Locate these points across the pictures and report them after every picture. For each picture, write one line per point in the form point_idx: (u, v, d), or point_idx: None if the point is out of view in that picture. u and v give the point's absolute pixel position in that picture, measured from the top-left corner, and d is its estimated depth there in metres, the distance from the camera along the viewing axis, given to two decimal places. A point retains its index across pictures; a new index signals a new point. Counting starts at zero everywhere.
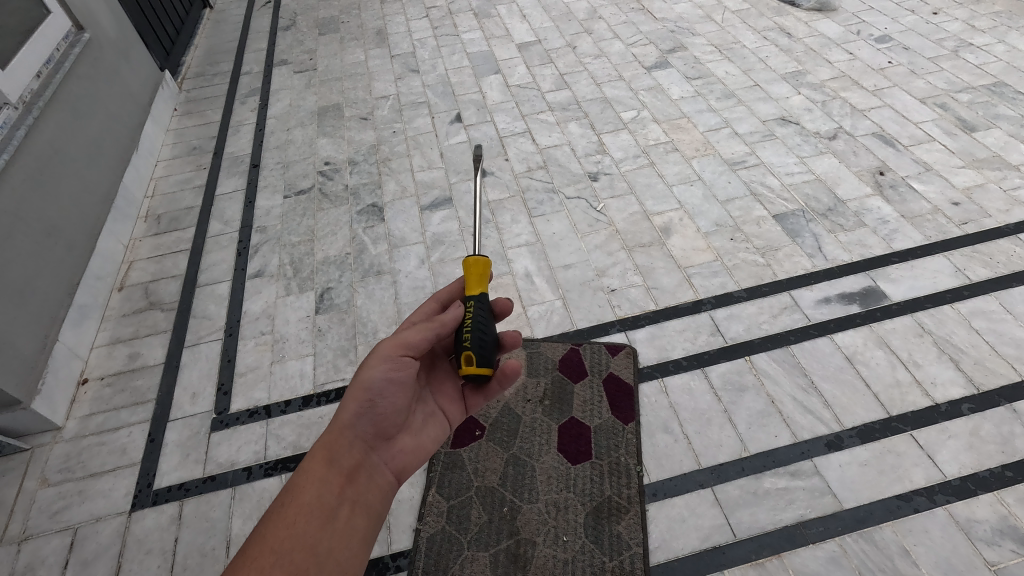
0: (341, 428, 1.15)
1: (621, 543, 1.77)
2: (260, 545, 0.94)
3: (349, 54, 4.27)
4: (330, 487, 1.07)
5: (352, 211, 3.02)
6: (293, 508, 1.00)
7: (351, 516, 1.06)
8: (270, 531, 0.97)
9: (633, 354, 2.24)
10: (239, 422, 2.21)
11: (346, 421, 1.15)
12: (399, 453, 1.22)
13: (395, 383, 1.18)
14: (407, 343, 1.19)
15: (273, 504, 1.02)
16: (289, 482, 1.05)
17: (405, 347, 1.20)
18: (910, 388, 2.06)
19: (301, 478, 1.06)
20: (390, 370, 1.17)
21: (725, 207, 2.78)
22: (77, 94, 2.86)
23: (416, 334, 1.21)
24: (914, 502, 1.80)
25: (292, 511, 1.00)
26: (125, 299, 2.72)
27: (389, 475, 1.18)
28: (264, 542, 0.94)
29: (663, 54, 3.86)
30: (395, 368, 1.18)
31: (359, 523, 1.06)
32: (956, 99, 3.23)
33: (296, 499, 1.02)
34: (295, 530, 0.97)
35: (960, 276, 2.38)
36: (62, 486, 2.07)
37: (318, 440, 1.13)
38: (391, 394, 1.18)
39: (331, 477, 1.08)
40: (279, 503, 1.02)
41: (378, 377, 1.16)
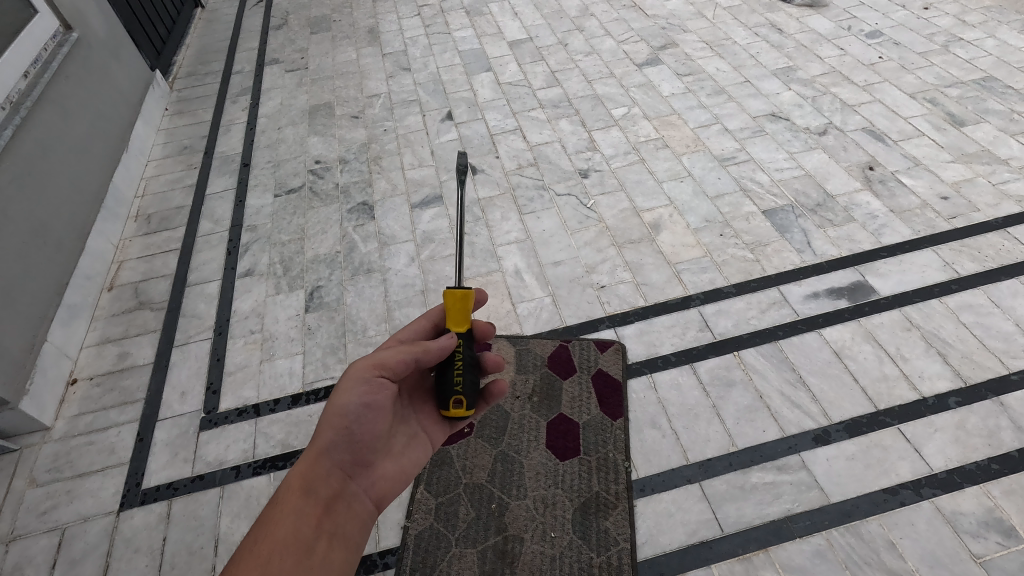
0: (315, 459, 1.12)
1: (608, 538, 1.78)
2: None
3: (340, 53, 4.26)
4: (307, 519, 1.04)
5: (343, 209, 3.02)
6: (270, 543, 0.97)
7: (330, 547, 1.03)
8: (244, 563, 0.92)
9: (622, 350, 2.24)
10: (227, 421, 2.21)
11: (320, 451, 1.12)
12: (377, 480, 1.20)
13: (372, 403, 1.16)
14: (382, 360, 1.17)
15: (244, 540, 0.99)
16: (262, 516, 1.02)
17: (381, 364, 1.17)
18: (898, 382, 2.07)
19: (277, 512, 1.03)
20: (365, 390, 1.16)
21: (715, 203, 2.78)
22: (66, 94, 2.85)
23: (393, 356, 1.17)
24: (901, 495, 1.80)
25: (266, 545, 0.96)
26: (114, 299, 2.71)
27: (368, 502, 1.17)
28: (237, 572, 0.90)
29: (654, 51, 3.86)
30: (368, 386, 1.16)
31: (339, 555, 1.03)
32: (946, 94, 3.23)
33: (271, 533, 0.99)
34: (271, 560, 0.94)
35: (948, 270, 2.38)
36: (50, 486, 2.07)
37: (293, 472, 1.10)
38: (370, 415, 1.16)
39: (307, 508, 1.06)
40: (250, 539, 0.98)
41: (353, 402, 1.14)
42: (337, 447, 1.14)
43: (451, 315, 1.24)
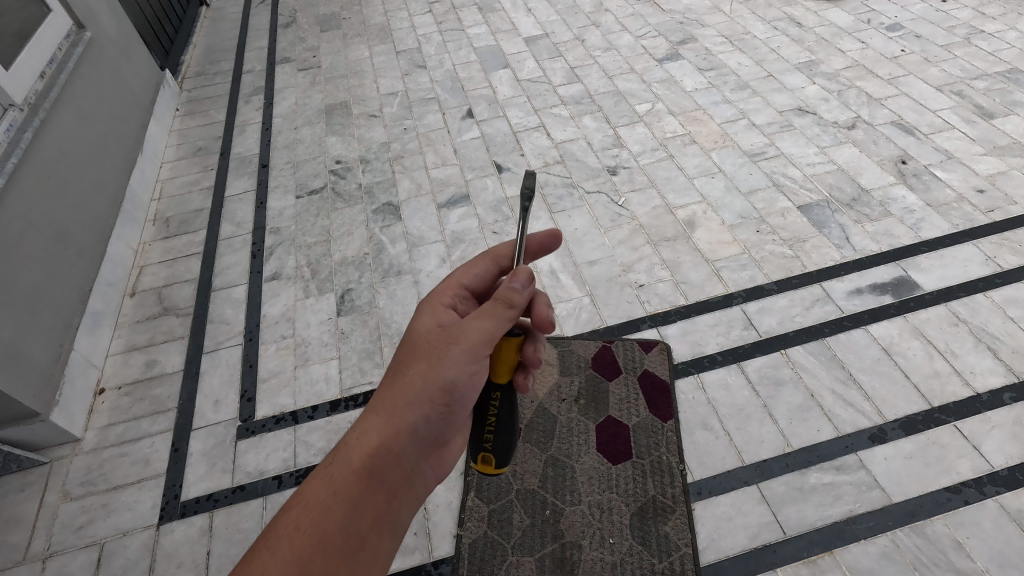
0: (389, 432, 1.06)
1: (669, 543, 1.74)
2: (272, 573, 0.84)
3: (353, 51, 4.19)
4: (364, 506, 0.99)
5: (367, 210, 2.96)
6: (316, 534, 0.91)
7: (382, 545, 1.01)
8: (284, 561, 0.86)
9: (667, 350, 2.20)
10: (265, 429, 2.15)
11: (399, 426, 1.07)
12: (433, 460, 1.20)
13: (473, 382, 1.10)
14: (493, 334, 1.07)
15: (288, 509, 0.93)
16: (310, 492, 0.96)
17: (490, 340, 1.07)
18: (950, 378, 2.04)
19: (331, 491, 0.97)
20: (471, 371, 1.09)
21: (749, 199, 2.74)
22: (81, 94, 2.77)
23: (489, 324, 1.07)
24: (964, 494, 1.77)
25: (308, 535, 0.91)
26: (137, 305, 2.64)
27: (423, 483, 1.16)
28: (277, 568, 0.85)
29: (673, 46, 3.81)
30: (477, 364, 1.09)
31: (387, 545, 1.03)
32: (972, 86, 3.21)
33: (321, 520, 0.93)
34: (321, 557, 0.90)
35: (990, 264, 2.36)
36: (84, 500, 2.00)
37: (363, 442, 1.03)
38: (464, 397, 1.11)
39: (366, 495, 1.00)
40: (295, 524, 0.91)
41: (459, 377, 1.08)
42: (414, 426, 1.09)
43: (498, 361, 1.16)
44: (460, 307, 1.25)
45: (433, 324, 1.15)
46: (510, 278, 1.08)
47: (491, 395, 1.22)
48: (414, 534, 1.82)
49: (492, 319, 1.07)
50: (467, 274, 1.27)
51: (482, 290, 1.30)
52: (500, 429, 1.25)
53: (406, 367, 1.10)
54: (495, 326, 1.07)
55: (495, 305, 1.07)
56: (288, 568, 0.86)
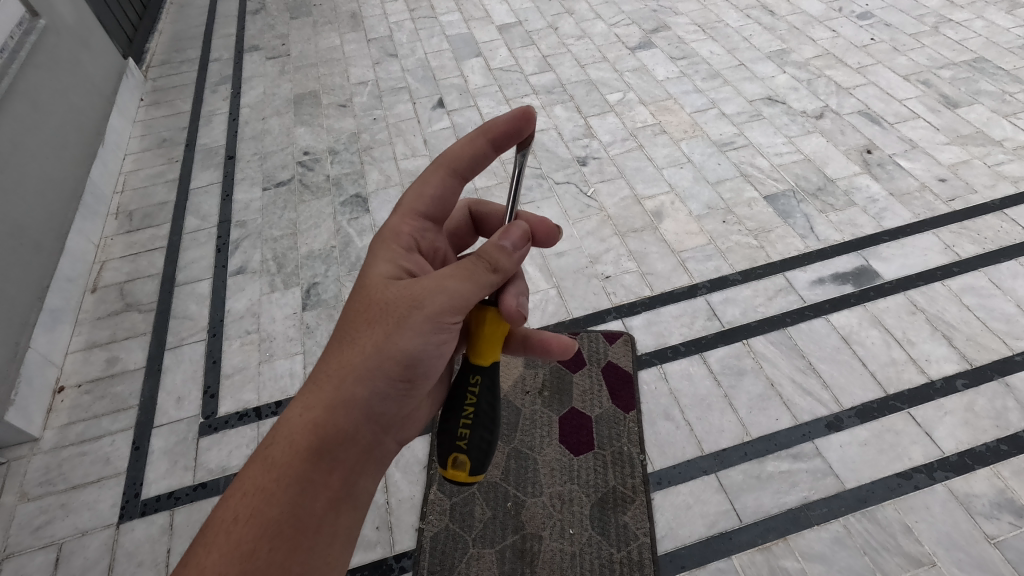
0: (342, 408, 0.95)
1: (628, 533, 1.76)
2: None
3: (323, 39, 4.11)
4: (317, 492, 0.93)
5: (335, 202, 2.92)
6: (257, 530, 0.86)
7: (344, 524, 0.97)
8: (222, 561, 0.83)
9: (631, 342, 2.21)
10: (228, 425, 2.14)
11: (356, 400, 0.96)
12: (410, 425, 1.11)
13: (435, 354, 1.02)
14: (467, 304, 1.00)
15: (229, 502, 0.88)
16: (255, 480, 0.90)
17: (464, 308, 1.00)
18: (906, 366, 2.08)
19: (276, 479, 0.90)
20: (434, 339, 0.99)
21: (716, 189, 2.76)
22: (37, 85, 2.69)
23: (474, 292, 1.00)
24: (914, 480, 1.82)
25: (251, 534, 0.86)
26: (99, 301, 2.59)
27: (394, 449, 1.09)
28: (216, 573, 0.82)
29: (646, 34, 3.79)
30: (441, 334, 1.00)
31: (352, 520, 0.99)
32: (938, 75, 3.24)
33: (263, 511, 0.87)
34: (264, 553, 0.86)
35: (949, 253, 2.40)
36: (43, 500, 1.98)
37: (311, 421, 0.93)
38: (428, 366, 1.01)
39: (321, 477, 0.93)
40: (233, 515, 0.87)
41: (420, 348, 0.98)
42: (372, 401, 0.98)
43: (484, 339, 1.12)
44: (421, 238, 1.16)
45: (389, 271, 1.05)
46: (500, 237, 1.04)
47: (469, 379, 1.12)
48: (376, 528, 1.83)
49: (474, 285, 1.00)
50: (422, 199, 1.16)
51: (443, 211, 1.20)
52: (478, 422, 1.08)
53: (359, 328, 0.98)
54: (464, 289, 0.99)
55: (476, 265, 1.01)
56: (226, 568, 0.82)
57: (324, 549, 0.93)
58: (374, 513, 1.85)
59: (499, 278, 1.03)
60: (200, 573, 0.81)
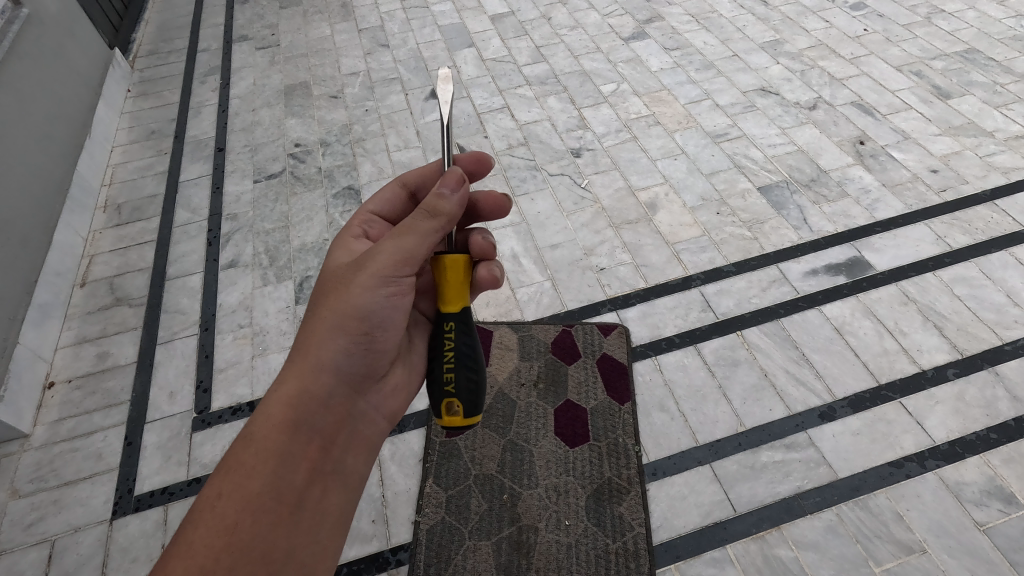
0: (314, 379, 1.04)
1: (623, 523, 1.77)
2: (198, 547, 0.86)
3: (313, 29, 4.06)
4: (295, 465, 0.99)
5: (328, 194, 2.90)
6: (239, 504, 0.91)
7: (324, 494, 1.02)
8: (207, 535, 0.87)
9: (625, 334, 2.21)
10: (221, 420, 2.13)
11: (322, 372, 1.05)
12: (383, 398, 1.17)
13: (392, 304, 1.07)
14: (412, 255, 1.06)
15: (213, 481, 0.93)
16: (237, 458, 0.95)
17: (408, 263, 1.06)
18: (898, 356, 2.10)
19: (254, 455, 0.96)
20: (386, 291, 1.06)
21: (710, 180, 2.75)
22: (21, 76, 2.64)
23: (419, 242, 1.06)
24: (906, 468, 1.84)
25: (234, 507, 0.91)
26: (88, 295, 2.56)
27: (371, 424, 1.15)
28: (200, 543, 0.86)
29: (640, 25, 3.77)
30: (394, 288, 1.07)
31: (331, 496, 1.04)
32: (930, 66, 3.25)
33: (244, 485, 0.93)
34: (251, 523, 0.91)
35: (941, 244, 2.41)
36: (35, 497, 1.96)
37: (285, 397, 1.01)
38: (387, 328, 1.09)
39: (297, 449, 1.00)
40: (216, 491, 0.91)
41: (373, 303, 1.05)
42: (338, 372, 1.07)
43: (448, 288, 1.16)
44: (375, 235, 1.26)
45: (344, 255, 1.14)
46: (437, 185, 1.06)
47: (445, 327, 1.16)
48: (372, 522, 1.83)
49: (414, 239, 1.05)
50: (377, 202, 1.32)
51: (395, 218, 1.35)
52: (460, 364, 1.10)
53: (321, 304, 1.07)
54: (410, 241, 1.05)
55: (417, 217, 1.06)
56: (212, 539, 0.87)
57: (301, 523, 0.98)
58: (370, 507, 1.85)
59: (443, 225, 1.07)
60: (188, 546, 0.85)
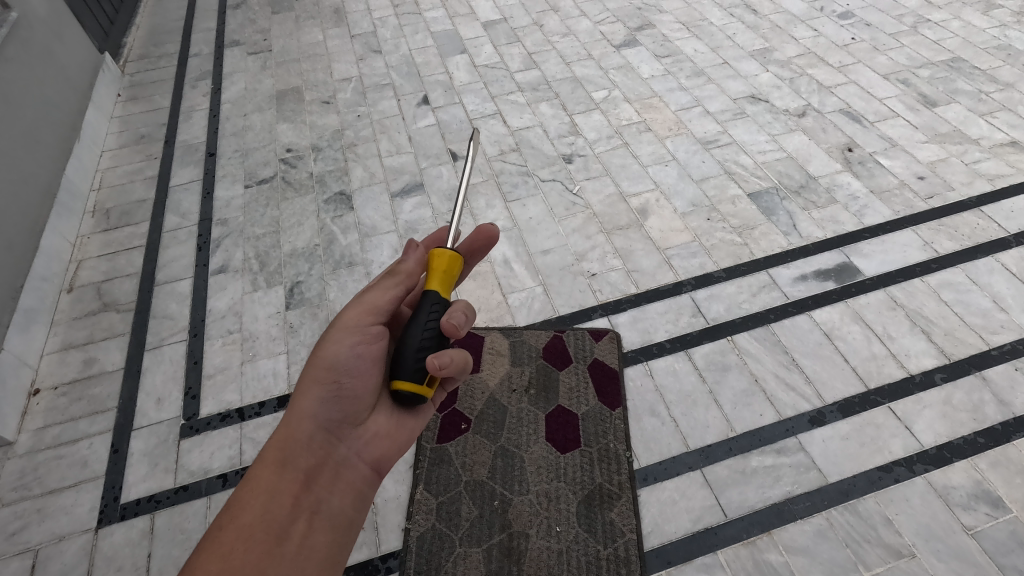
0: (298, 423, 1.08)
1: (614, 530, 1.77)
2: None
3: (306, 34, 4.06)
4: (282, 500, 0.99)
5: (319, 199, 2.89)
6: (232, 534, 0.92)
7: (310, 530, 0.99)
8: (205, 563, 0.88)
9: (617, 339, 2.21)
10: (210, 426, 2.11)
11: (300, 416, 1.08)
12: (369, 442, 1.14)
13: (357, 355, 1.12)
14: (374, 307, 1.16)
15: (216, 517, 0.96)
16: (234, 494, 0.98)
17: (371, 314, 1.16)
18: (886, 360, 2.11)
19: (249, 492, 0.99)
20: (352, 343, 1.12)
21: (701, 186, 2.77)
22: (8, 79, 2.61)
23: (382, 296, 1.17)
24: (895, 472, 1.85)
25: (228, 537, 0.92)
26: (75, 301, 2.54)
27: (358, 469, 1.12)
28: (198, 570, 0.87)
29: (631, 32, 3.80)
30: (359, 337, 1.14)
31: (320, 534, 1.00)
32: (917, 75, 3.29)
33: (238, 516, 0.95)
34: (240, 555, 0.90)
35: (928, 249, 2.44)
36: (18, 505, 1.93)
37: (272, 441, 1.06)
38: (355, 377, 1.12)
39: (285, 485, 1.01)
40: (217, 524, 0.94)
41: (341, 354, 1.11)
42: (320, 413, 1.10)
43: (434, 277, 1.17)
44: None
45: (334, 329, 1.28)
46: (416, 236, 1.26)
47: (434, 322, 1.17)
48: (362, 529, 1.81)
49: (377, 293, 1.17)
50: None
51: None
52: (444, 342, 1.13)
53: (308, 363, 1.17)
54: (370, 297, 1.16)
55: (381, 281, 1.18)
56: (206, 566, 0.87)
57: (292, 557, 0.93)
58: None
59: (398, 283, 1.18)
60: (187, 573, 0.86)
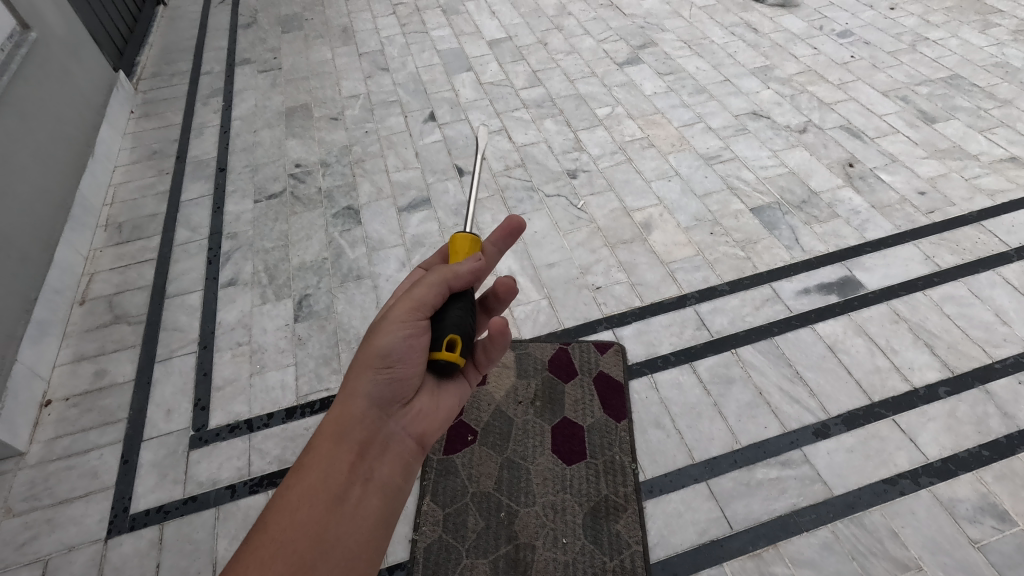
0: (353, 399, 1.07)
1: (620, 542, 1.77)
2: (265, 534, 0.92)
3: (315, 52, 4.15)
4: (339, 470, 1.01)
5: (327, 214, 2.94)
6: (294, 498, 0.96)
7: (362, 498, 1.01)
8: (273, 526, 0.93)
9: (622, 352, 2.23)
10: (219, 438, 2.13)
11: (354, 395, 1.07)
12: (416, 418, 1.13)
13: (410, 345, 1.07)
14: (421, 303, 1.10)
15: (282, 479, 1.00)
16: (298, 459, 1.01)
17: (418, 310, 1.09)
18: (890, 373, 2.12)
19: (309, 459, 1.01)
20: (406, 333, 1.07)
21: (704, 201, 2.81)
22: (26, 97, 2.68)
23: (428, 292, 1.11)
24: (900, 485, 1.85)
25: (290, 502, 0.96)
26: (87, 313, 2.57)
27: (407, 444, 1.12)
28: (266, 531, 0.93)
29: (634, 50, 3.87)
30: (410, 329, 1.07)
31: (371, 502, 1.02)
32: (916, 92, 3.34)
33: (300, 481, 0.98)
34: (301, 518, 0.94)
35: (930, 263, 2.46)
36: (28, 516, 1.95)
37: (329, 414, 1.06)
38: (409, 363, 1.08)
39: (340, 455, 1.03)
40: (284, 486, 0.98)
41: (392, 343, 1.06)
42: (372, 393, 1.08)
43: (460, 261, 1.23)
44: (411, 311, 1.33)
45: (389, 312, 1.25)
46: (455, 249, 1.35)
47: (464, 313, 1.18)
48: None
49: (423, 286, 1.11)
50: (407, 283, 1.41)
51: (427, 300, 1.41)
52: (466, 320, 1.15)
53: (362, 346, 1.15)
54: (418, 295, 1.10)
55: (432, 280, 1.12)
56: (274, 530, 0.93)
57: (347, 523, 0.97)
58: None
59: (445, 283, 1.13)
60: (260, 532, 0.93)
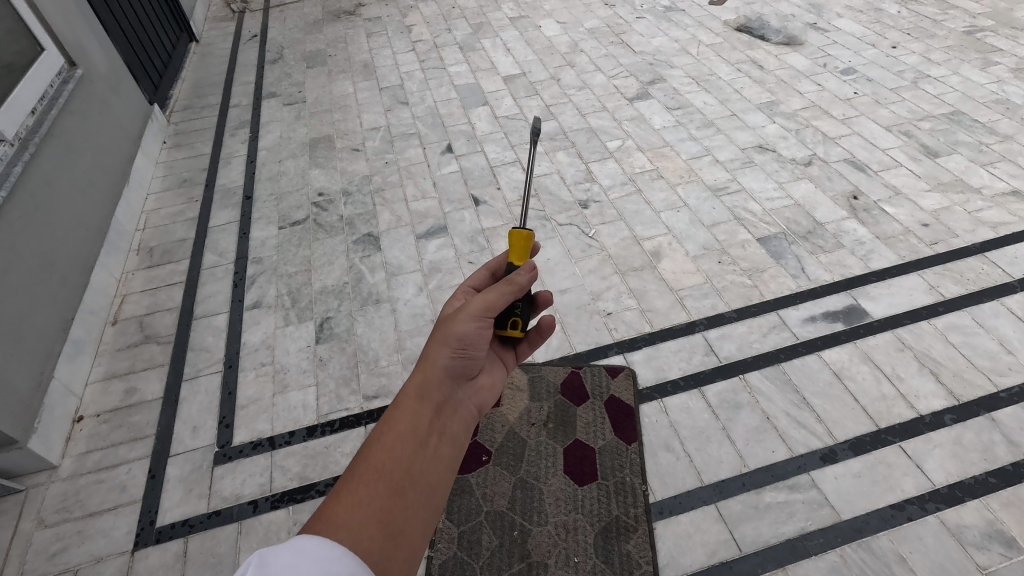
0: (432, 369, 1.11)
1: (631, 562, 1.81)
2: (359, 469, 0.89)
3: (337, 86, 4.35)
4: (423, 418, 1.02)
5: (349, 240, 3.07)
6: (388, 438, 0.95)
7: (440, 447, 1.00)
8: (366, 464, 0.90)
9: (632, 376, 2.30)
10: (242, 454, 2.21)
11: (434, 365, 1.12)
12: (476, 390, 1.22)
13: (481, 334, 1.16)
14: (493, 304, 1.17)
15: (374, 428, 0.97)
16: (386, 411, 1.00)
17: (491, 310, 1.17)
18: (896, 401, 2.17)
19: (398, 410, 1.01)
20: (478, 323, 1.14)
21: (711, 231, 2.90)
22: (71, 129, 2.85)
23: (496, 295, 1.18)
24: (907, 511, 1.89)
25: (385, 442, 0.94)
26: (118, 333, 2.69)
27: (470, 410, 1.17)
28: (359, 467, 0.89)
29: (643, 86, 4.03)
30: (484, 321, 1.16)
31: (448, 453, 1.01)
32: (918, 127, 3.45)
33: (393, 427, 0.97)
34: (396, 452, 0.93)
35: (934, 293, 2.52)
36: (59, 527, 2.03)
37: (411, 379, 1.09)
38: (479, 347, 1.17)
39: (423, 410, 1.04)
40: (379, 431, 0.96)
41: (468, 330, 1.14)
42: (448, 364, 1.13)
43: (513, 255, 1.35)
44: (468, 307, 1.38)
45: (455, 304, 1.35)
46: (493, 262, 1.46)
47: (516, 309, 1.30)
48: None
49: (495, 292, 1.18)
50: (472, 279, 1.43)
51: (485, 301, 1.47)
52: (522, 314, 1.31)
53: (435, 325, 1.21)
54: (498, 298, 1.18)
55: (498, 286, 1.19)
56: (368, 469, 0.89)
57: (431, 466, 0.95)
58: None
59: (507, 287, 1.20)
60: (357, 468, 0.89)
